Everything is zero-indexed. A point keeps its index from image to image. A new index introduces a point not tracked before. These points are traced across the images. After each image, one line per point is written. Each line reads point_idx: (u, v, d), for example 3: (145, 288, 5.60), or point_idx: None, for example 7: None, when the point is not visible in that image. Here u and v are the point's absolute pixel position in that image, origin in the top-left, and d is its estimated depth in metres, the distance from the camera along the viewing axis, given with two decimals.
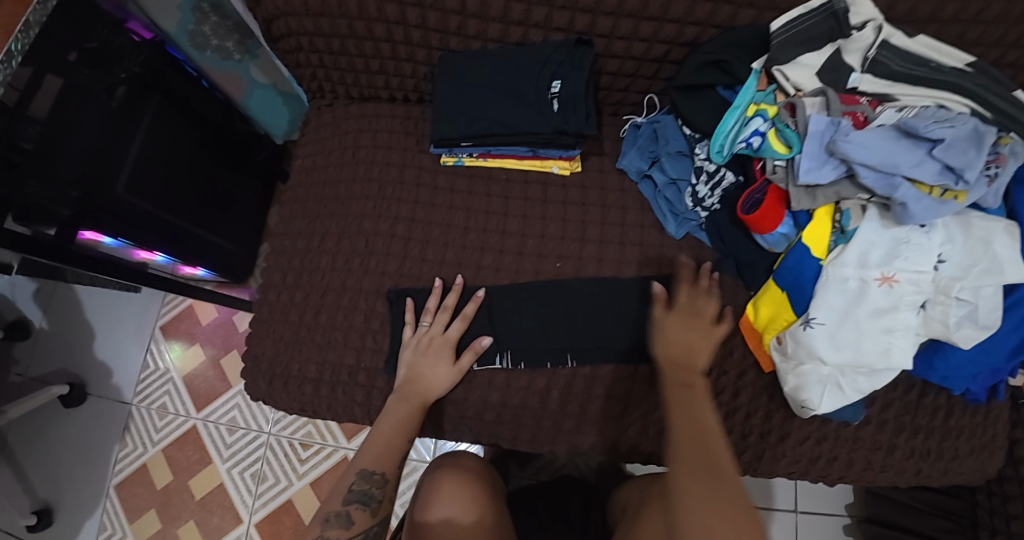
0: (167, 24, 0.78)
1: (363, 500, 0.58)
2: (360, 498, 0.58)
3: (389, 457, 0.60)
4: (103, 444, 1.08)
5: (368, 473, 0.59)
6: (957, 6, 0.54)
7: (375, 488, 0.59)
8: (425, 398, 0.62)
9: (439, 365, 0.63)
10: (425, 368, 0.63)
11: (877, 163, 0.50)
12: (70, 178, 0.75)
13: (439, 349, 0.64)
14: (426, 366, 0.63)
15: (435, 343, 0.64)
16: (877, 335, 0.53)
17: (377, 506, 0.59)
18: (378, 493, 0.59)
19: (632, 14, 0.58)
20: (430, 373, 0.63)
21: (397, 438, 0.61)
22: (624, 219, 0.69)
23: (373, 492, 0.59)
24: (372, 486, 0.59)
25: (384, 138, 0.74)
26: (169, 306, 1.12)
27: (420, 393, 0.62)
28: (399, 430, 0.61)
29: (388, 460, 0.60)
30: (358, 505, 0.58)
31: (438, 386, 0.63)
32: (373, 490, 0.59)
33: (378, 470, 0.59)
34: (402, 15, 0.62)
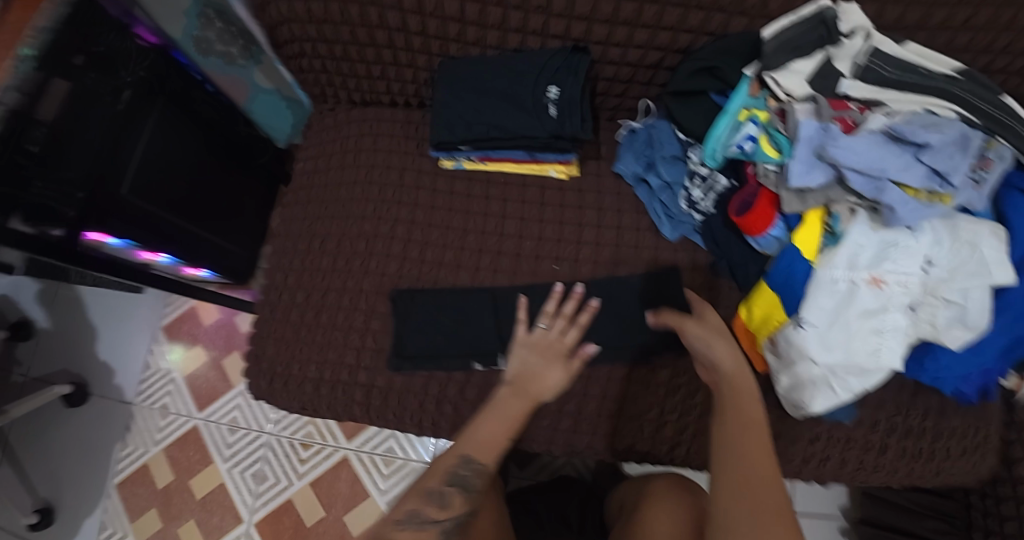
0: (174, 29, 0.80)
1: (461, 484, 0.53)
2: (458, 482, 0.53)
3: (493, 448, 0.55)
4: (105, 444, 1.09)
5: (469, 459, 0.54)
6: (945, 13, 0.55)
7: (475, 476, 0.54)
8: (537, 399, 0.58)
9: (556, 366, 0.60)
10: (540, 366, 0.60)
11: (864, 168, 0.51)
12: (76, 182, 0.74)
13: (552, 353, 0.61)
14: (543, 364, 0.60)
15: (549, 346, 0.61)
16: (866, 335, 0.54)
17: (474, 494, 0.54)
18: (476, 483, 0.54)
19: (626, 21, 0.59)
20: (546, 372, 0.60)
21: (501, 433, 0.56)
22: (619, 222, 0.70)
23: (471, 480, 0.54)
24: (470, 474, 0.54)
25: (385, 142, 0.75)
26: (171, 307, 1.13)
27: (534, 393, 0.58)
28: (505, 427, 0.56)
29: (490, 452, 0.55)
30: (457, 488, 0.53)
31: (552, 385, 0.59)
32: (473, 478, 0.54)
33: (480, 461, 0.54)
34: (404, 22, 0.63)
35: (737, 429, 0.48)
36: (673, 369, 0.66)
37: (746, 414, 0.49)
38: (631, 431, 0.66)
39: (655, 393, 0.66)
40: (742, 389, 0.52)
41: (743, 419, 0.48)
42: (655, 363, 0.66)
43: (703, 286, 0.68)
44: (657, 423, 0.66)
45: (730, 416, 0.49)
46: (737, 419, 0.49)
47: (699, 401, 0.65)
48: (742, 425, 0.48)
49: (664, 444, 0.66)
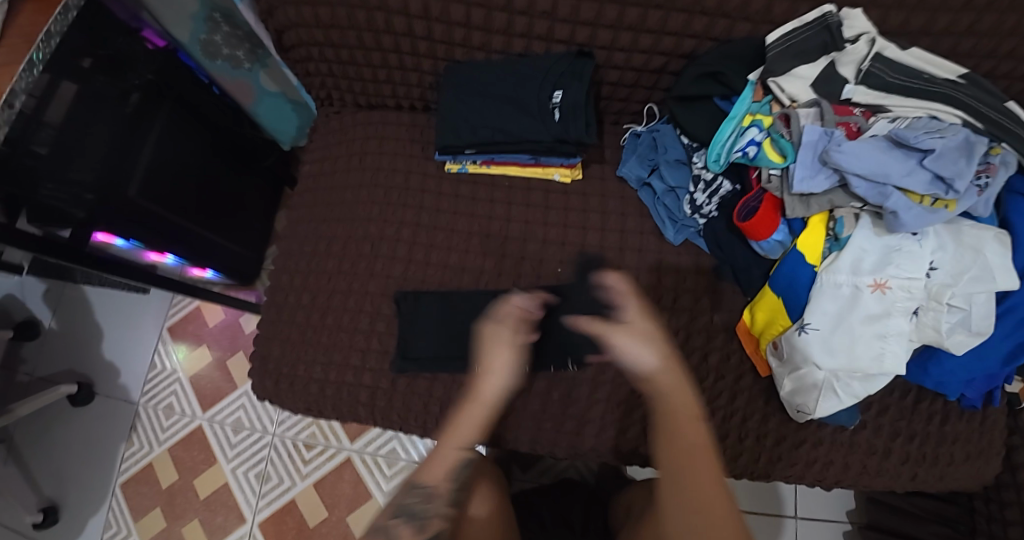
0: (181, 33, 0.81)
1: (408, 516, 0.47)
2: (405, 514, 0.47)
3: (440, 470, 0.51)
4: (110, 443, 1.09)
5: (416, 486, 0.50)
6: (948, 20, 0.55)
7: (422, 504, 0.48)
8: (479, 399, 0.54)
9: (504, 354, 0.55)
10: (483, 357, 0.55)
11: (868, 173, 0.51)
12: (85, 183, 0.75)
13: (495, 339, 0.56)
14: (493, 358, 0.55)
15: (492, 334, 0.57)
16: (870, 340, 0.54)
17: (427, 522, 0.47)
18: (425, 509, 0.48)
19: (631, 27, 0.60)
20: (495, 366, 0.54)
21: (451, 450, 0.52)
22: (623, 225, 0.70)
23: (419, 508, 0.48)
24: (419, 501, 0.48)
25: (390, 145, 0.75)
26: (177, 308, 1.14)
27: (483, 396, 0.54)
28: (455, 441, 0.52)
29: (440, 474, 0.50)
30: (402, 520, 0.47)
31: (499, 382, 0.54)
32: (419, 505, 0.48)
33: (428, 485, 0.50)
34: (409, 27, 0.64)
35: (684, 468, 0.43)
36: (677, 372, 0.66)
37: (688, 445, 0.44)
38: (634, 434, 0.66)
39: None
40: (681, 415, 0.46)
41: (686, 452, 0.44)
42: None
43: (707, 289, 0.68)
44: None
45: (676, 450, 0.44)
46: (677, 453, 0.44)
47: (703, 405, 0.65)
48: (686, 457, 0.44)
49: None
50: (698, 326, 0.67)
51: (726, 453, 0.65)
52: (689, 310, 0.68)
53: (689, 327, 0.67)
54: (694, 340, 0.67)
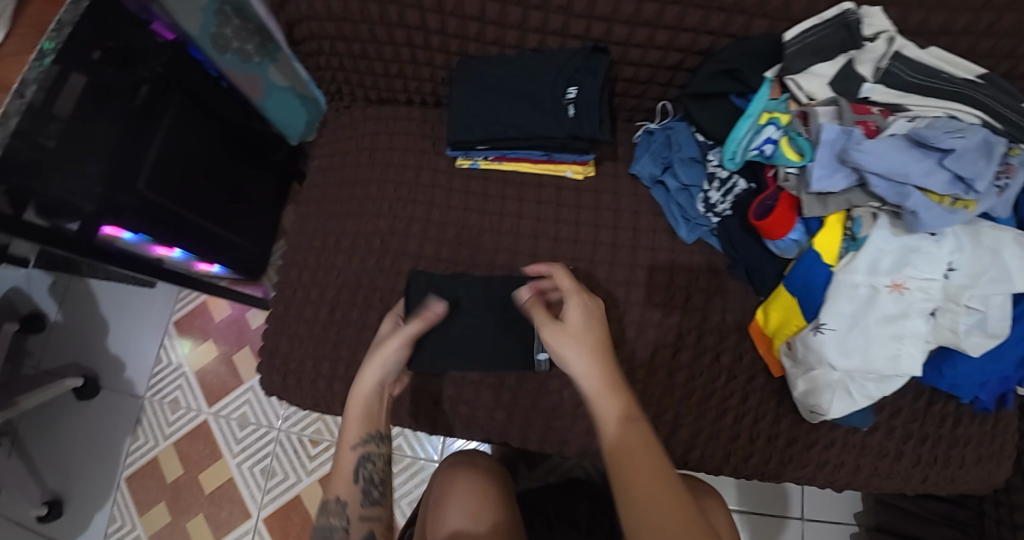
0: (191, 26, 0.79)
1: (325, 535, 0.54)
2: (322, 533, 0.55)
3: (340, 481, 0.56)
4: (115, 437, 1.09)
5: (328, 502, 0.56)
6: (968, 19, 0.55)
7: (334, 518, 0.55)
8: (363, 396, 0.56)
9: (370, 362, 0.56)
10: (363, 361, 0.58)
11: (887, 172, 0.51)
12: (93, 176, 0.76)
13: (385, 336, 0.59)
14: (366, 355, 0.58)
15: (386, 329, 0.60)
16: (885, 341, 0.54)
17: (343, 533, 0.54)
18: (338, 522, 0.55)
19: (647, 23, 0.59)
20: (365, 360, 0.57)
21: (346, 456, 0.56)
22: (636, 223, 0.70)
23: (336, 523, 0.55)
24: (334, 517, 0.55)
25: (400, 140, 0.75)
26: (183, 302, 1.14)
27: (358, 390, 0.56)
28: (345, 445, 0.56)
29: (340, 484, 0.56)
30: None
31: (368, 373, 0.56)
32: (335, 519, 0.55)
33: (332, 498, 0.56)
34: (423, 21, 0.63)
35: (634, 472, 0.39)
36: (690, 371, 0.66)
37: (635, 445, 0.41)
38: None
39: (670, 396, 0.65)
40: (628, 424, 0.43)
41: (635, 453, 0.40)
42: (671, 365, 0.66)
43: (719, 288, 0.68)
44: (673, 426, 0.65)
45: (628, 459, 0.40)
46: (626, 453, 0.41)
47: (715, 405, 0.65)
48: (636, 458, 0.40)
49: (678, 447, 0.66)
50: (710, 326, 0.67)
51: (737, 453, 0.65)
52: (701, 309, 0.67)
53: (701, 327, 0.67)
54: (706, 339, 0.66)
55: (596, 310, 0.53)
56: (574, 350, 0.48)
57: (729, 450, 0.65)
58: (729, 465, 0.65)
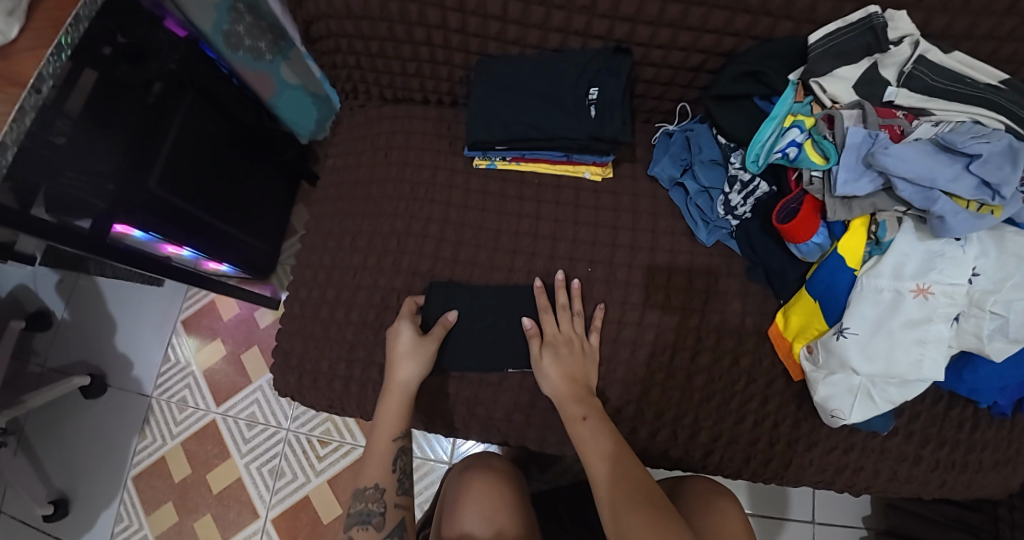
0: (204, 23, 0.79)
1: (363, 519, 0.57)
2: (359, 519, 0.58)
3: (378, 468, 0.60)
4: (122, 436, 1.08)
5: (361, 491, 0.59)
6: (993, 23, 0.54)
7: (372, 504, 0.58)
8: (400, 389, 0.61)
9: (408, 364, 0.61)
10: (393, 361, 0.62)
11: (915, 177, 0.50)
12: (105, 173, 0.75)
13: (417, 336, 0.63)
14: (396, 352, 0.62)
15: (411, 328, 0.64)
16: (909, 345, 0.54)
17: (379, 520, 0.57)
18: (376, 508, 0.58)
19: (670, 23, 0.59)
20: (398, 359, 0.61)
21: (383, 445, 0.60)
22: (655, 225, 0.69)
23: (370, 509, 0.58)
24: (368, 503, 0.58)
25: (417, 140, 0.75)
26: (191, 301, 1.13)
27: (396, 384, 0.61)
28: (385, 435, 0.60)
29: (378, 471, 0.60)
30: (359, 525, 0.57)
31: (408, 369, 0.61)
32: (371, 506, 0.58)
33: (370, 485, 0.59)
34: (443, 20, 0.63)
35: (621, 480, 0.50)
36: (709, 375, 0.65)
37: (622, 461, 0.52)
38: (663, 437, 0.66)
39: (689, 399, 0.65)
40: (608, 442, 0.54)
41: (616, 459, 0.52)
42: (690, 369, 0.66)
43: (738, 292, 0.68)
44: (692, 430, 0.65)
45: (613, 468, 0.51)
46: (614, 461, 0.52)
47: (734, 409, 0.65)
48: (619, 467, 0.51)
49: (697, 450, 0.65)
50: (729, 329, 0.67)
51: (757, 456, 0.65)
52: (720, 312, 0.67)
53: (720, 330, 0.66)
54: (725, 342, 0.66)
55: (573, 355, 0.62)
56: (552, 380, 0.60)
57: (748, 454, 0.65)
58: (747, 469, 0.65)
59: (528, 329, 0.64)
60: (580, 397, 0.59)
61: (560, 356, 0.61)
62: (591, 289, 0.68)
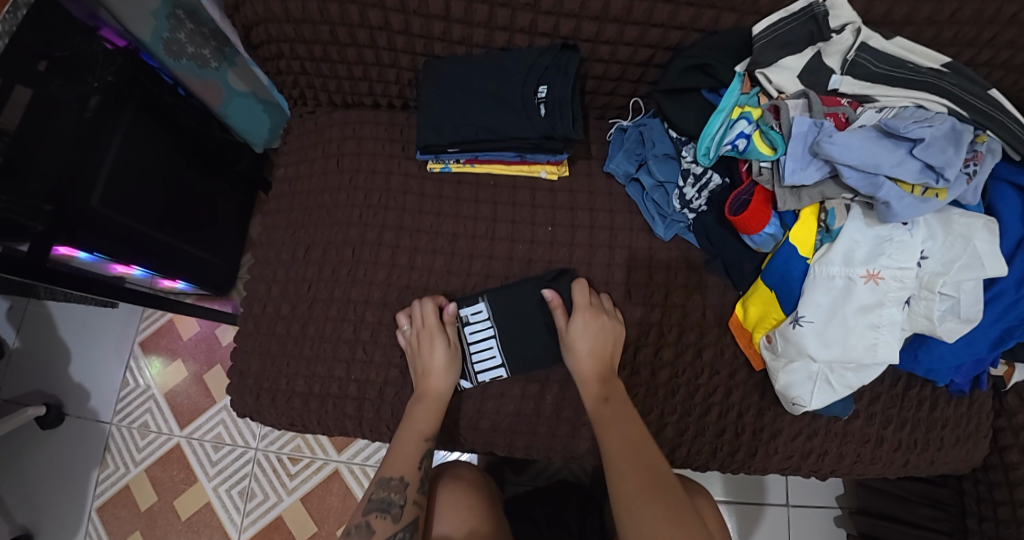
0: (142, 31, 0.74)
1: (383, 508, 0.56)
2: (379, 506, 0.57)
3: (406, 462, 0.59)
4: (83, 467, 1.04)
5: (386, 479, 0.58)
6: (931, 7, 0.54)
7: (394, 494, 0.58)
8: (437, 397, 0.62)
9: (444, 374, 0.63)
10: (426, 363, 0.63)
11: (859, 164, 0.51)
12: (42, 193, 0.69)
13: (428, 339, 0.63)
14: (433, 363, 0.63)
15: (425, 334, 0.64)
16: (863, 330, 0.54)
17: (399, 511, 0.57)
18: (398, 498, 0.58)
19: (616, 19, 0.58)
20: (435, 368, 0.63)
21: (413, 443, 0.60)
22: (612, 222, 0.69)
23: (392, 498, 0.57)
24: (390, 493, 0.58)
25: (369, 146, 0.73)
26: (148, 321, 1.09)
27: (432, 393, 0.63)
28: (417, 434, 0.60)
29: (406, 465, 0.59)
30: (378, 513, 0.56)
31: (444, 378, 0.63)
32: (392, 495, 0.58)
33: (396, 476, 0.58)
34: (387, 21, 0.61)
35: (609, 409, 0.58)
36: (672, 370, 0.66)
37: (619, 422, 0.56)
38: None
39: (654, 395, 0.65)
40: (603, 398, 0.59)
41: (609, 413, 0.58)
42: (654, 365, 0.66)
43: (698, 285, 0.68)
44: (658, 426, 0.65)
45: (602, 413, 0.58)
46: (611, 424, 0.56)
47: (699, 402, 0.65)
48: (627, 447, 0.54)
49: (665, 446, 0.65)
50: (691, 322, 0.67)
51: (724, 448, 0.65)
52: (681, 305, 0.67)
53: (682, 324, 0.67)
54: (687, 336, 0.66)
55: (601, 328, 0.63)
56: (574, 357, 0.62)
57: (715, 446, 0.65)
58: (716, 461, 0.66)
59: (551, 300, 0.65)
60: (603, 379, 0.61)
61: (590, 326, 0.62)
62: (528, 293, 0.66)
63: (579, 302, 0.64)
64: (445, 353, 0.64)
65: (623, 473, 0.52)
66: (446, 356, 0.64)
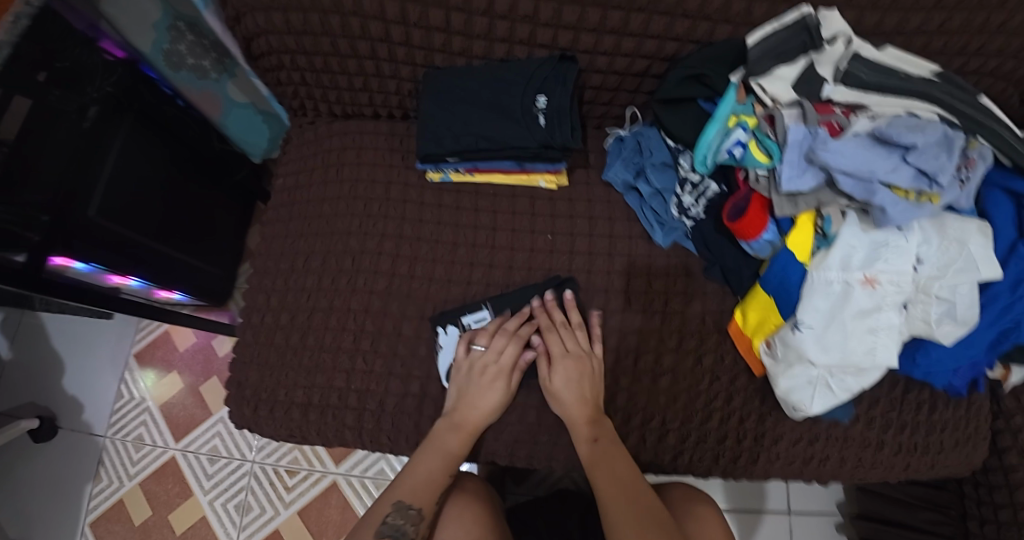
0: (141, 42, 0.76)
1: (398, 536, 0.53)
2: (393, 534, 0.53)
3: (428, 492, 0.57)
4: (76, 482, 1.02)
5: (404, 507, 0.55)
6: (920, 18, 0.56)
7: (411, 523, 0.55)
8: (475, 429, 0.61)
9: (491, 412, 0.62)
10: (474, 397, 0.62)
11: (854, 170, 0.52)
12: (41, 203, 0.69)
13: (490, 378, 0.62)
14: (484, 400, 0.61)
15: (487, 371, 0.62)
16: (862, 334, 0.54)
17: None
18: (412, 530, 0.54)
19: (613, 30, 0.59)
20: (485, 406, 0.61)
21: (439, 468, 0.58)
22: (612, 230, 0.70)
23: (407, 528, 0.54)
24: (406, 522, 0.55)
25: (369, 155, 0.73)
26: (144, 333, 1.08)
27: (472, 427, 0.61)
28: (443, 461, 0.59)
29: (426, 494, 0.57)
30: None
31: (490, 418, 0.62)
32: (407, 525, 0.55)
33: (415, 505, 0.55)
34: (387, 33, 0.62)
35: (604, 446, 0.58)
36: (672, 377, 0.66)
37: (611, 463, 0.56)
38: (633, 443, 0.65)
39: (656, 402, 0.65)
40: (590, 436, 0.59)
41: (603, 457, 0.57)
42: (655, 371, 0.66)
43: (697, 291, 0.68)
44: (660, 433, 0.65)
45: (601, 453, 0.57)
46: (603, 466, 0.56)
47: (700, 408, 0.65)
48: (617, 486, 0.54)
49: (667, 452, 0.65)
50: (691, 329, 0.67)
51: (726, 454, 0.65)
52: (680, 313, 0.68)
53: (681, 331, 0.67)
54: (686, 343, 0.67)
55: (578, 370, 0.61)
56: (556, 403, 0.61)
57: (718, 453, 0.65)
58: (718, 467, 0.66)
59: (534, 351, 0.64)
60: (593, 416, 0.60)
61: (567, 371, 0.61)
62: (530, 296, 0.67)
63: (552, 347, 0.63)
64: (497, 397, 0.62)
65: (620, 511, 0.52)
66: (497, 399, 0.62)
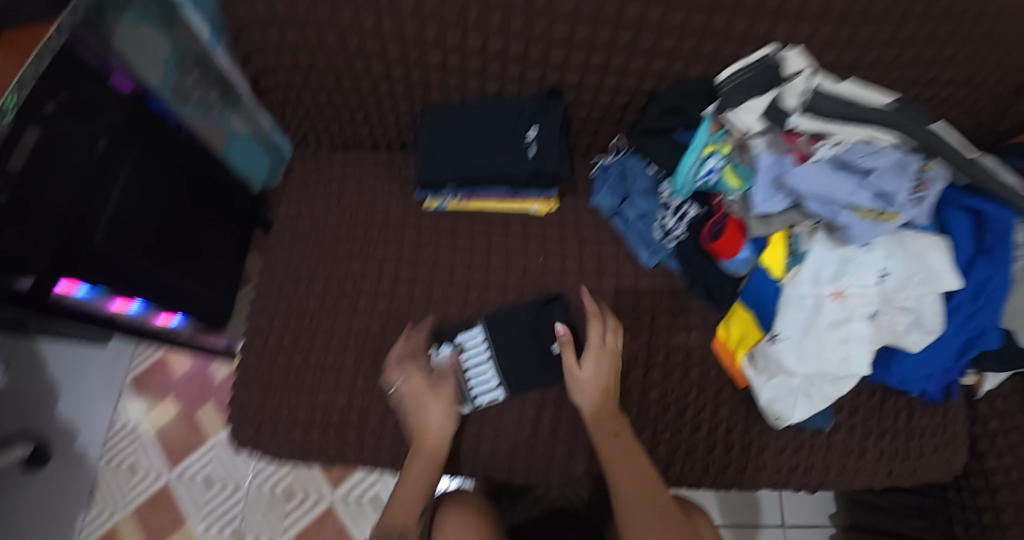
0: (152, 78, 0.79)
1: None
2: None
3: (409, 512, 0.60)
4: (67, 512, 1.01)
5: (388, 530, 0.59)
6: (874, 55, 0.62)
7: None
8: (435, 449, 0.62)
9: (442, 426, 0.63)
10: (419, 415, 0.63)
11: (820, 195, 0.57)
12: (49, 228, 0.70)
13: (424, 391, 0.64)
14: (429, 416, 0.63)
15: (421, 385, 0.65)
16: (836, 345, 0.58)
17: None
18: None
19: (597, 68, 0.65)
20: (431, 421, 0.63)
21: (412, 490, 0.61)
22: (600, 251, 0.74)
23: None
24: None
25: (369, 183, 0.77)
26: (140, 359, 1.11)
27: (429, 446, 0.63)
28: (416, 484, 0.61)
29: (409, 515, 0.60)
30: None
31: (440, 431, 0.63)
32: None
33: (399, 528, 0.59)
34: (388, 71, 0.67)
35: (614, 444, 0.60)
36: (662, 389, 0.69)
37: (626, 461, 0.59)
38: None
39: (646, 414, 0.68)
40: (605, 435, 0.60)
41: (617, 455, 0.59)
42: (645, 385, 0.69)
43: (681, 308, 0.72)
44: (652, 444, 0.68)
45: (607, 451, 0.59)
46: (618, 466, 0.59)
47: (689, 419, 0.68)
48: (636, 482, 0.58)
49: (659, 463, 0.68)
50: (677, 344, 0.71)
51: (715, 463, 0.68)
52: (667, 329, 0.71)
53: (669, 346, 0.71)
54: (673, 357, 0.70)
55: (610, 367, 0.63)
56: (582, 392, 0.62)
57: (708, 462, 0.68)
58: (708, 477, 0.68)
59: (562, 336, 0.65)
60: (614, 413, 0.62)
61: (601, 364, 0.63)
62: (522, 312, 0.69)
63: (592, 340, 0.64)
64: (443, 405, 0.64)
65: (637, 510, 0.56)
66: (444, 408, 0.64)
